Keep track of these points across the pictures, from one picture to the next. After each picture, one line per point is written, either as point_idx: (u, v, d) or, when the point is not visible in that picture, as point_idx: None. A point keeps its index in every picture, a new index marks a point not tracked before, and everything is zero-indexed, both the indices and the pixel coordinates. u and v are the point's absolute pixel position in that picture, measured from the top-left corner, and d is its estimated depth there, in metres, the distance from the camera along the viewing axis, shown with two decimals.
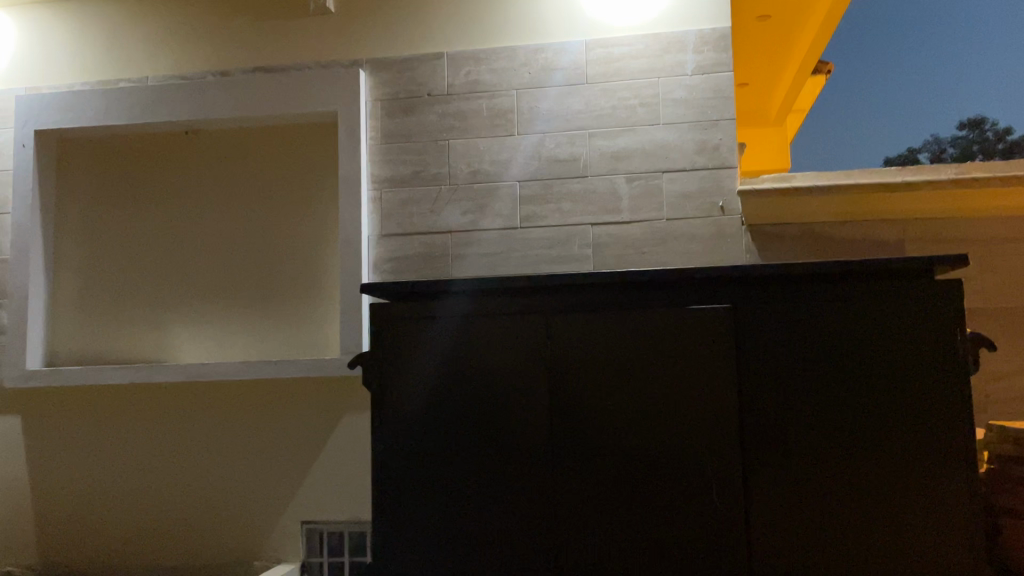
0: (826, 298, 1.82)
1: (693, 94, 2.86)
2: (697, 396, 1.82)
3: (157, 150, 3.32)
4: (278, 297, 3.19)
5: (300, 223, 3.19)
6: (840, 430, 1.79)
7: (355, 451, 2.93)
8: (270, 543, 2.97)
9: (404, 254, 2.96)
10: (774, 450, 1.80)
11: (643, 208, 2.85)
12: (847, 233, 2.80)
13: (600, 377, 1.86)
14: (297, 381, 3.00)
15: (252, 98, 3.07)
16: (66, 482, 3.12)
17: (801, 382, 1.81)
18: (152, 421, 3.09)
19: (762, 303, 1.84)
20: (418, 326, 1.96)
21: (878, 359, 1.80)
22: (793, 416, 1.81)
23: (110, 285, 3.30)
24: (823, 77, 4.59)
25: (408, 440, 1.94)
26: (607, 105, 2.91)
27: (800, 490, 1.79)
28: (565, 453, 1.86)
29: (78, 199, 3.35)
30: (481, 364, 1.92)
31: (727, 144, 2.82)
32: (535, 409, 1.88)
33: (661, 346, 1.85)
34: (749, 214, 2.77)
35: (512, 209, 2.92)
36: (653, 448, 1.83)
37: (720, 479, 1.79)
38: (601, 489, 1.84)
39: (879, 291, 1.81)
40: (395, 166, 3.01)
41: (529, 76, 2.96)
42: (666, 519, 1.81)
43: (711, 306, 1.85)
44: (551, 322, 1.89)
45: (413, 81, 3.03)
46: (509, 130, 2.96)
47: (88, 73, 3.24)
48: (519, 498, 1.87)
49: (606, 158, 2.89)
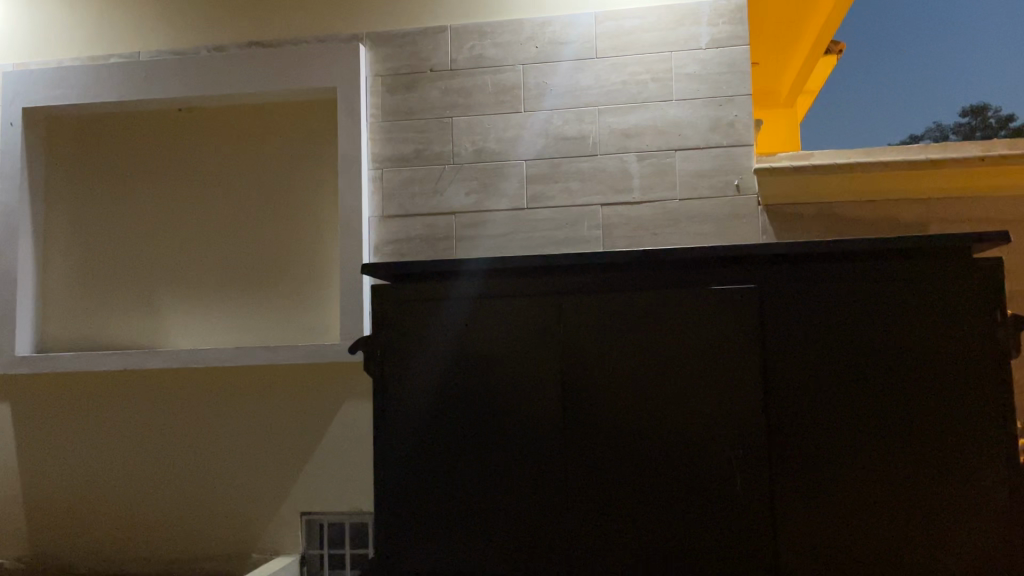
0: (857, 277, 1.72)
1: (707, 69, 2.75)
2: (720, 381, 1.73)
3: (150, 128, 3.20)
4: (276, 280, 3.08)
5: (299, 205, 3.08)
6: (871, 418, 1.69)
7: (356, 441, 2.83)
8: (269, 534, 2.87)
9: (405, 235, 2.86)
10: (802, 438, 1.71)
11: (655, 187, 2.74)
12: (867, 214, 2.69)
13: (615, 362, 1.76)
14: (295, 368, 2.89)
15: (248, 74, 2.96)
16: (57, 472, 3.02)
17: (830, 366, 1.71)
18: (146, 408, 2.99)
19: (789, 283, 1.74)
20: (423, 309, 1.86)
21: (912, 342, 1.69)
22: (822, 402, 1.71)
23: (101, 270, 3.18)
24: (837, 57, 4.47)
25: (413, 428, 1.84)
26: (617, 80, 2.80)
27: (828, 480, 1.69)
28: (578, 442, 1.76)
29: (68, 180, 3.23)
30: (491, 349, 1.82)
31: (743, 121, 2.71)
32: (546, 396, 1.78)
33: (682, 329, 1.75)
34: (765, 193, 2.66)
35: (519, 189, 2.81)
36: (673, 437, 1.73)
37: (743, 469, 1.70)
38: (618, 480, 1.74)
39: (912, 271, 1.70)
40: (396, 144, 2.90)
41: (537, 49, 2.84)
42: (686, 512, 1.71)
43: (734, 286, 1.75)
44: (564, 304, 1.79)
45: (415, 56, 2.91)
46: (516, 107, 2.84)
47: (77, 49, 3.12)
48: (530, 489, 1.77)
49: (617, 135, 2.78)
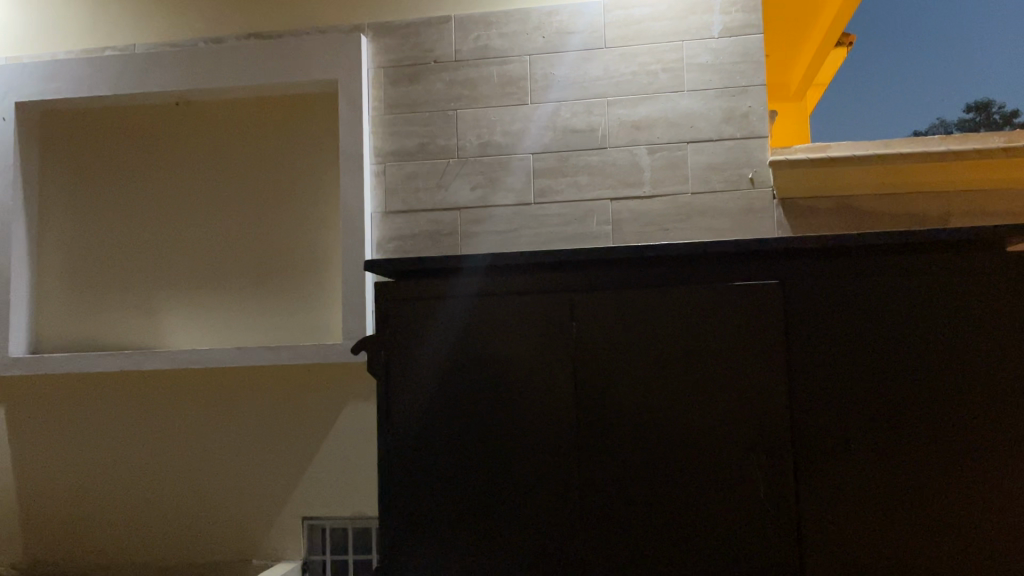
0: (887, 273, 1.64)
1: (720, 59, 2.67)
2: (743, 383, 1.65)
3: (147, 122, 3.12)
4: (276, 278, 3.00)
5: (299, 201, 3.00)
6: (902, 421, 1.61)
7: (359, 443, 2.75)
8: (270, 540, 2.79)
9: (409, 232, 2.77)
10: (829, 441, 1.62)
11: (666, 181, 2.66)
12: (887, 207, 2.59)
13: (631, 361, 1.68)
14: (296, 368, 2.81)
15: (246, 66, 2.88)
16: (52, 476, 2.94)
17: (860, 366, 1.63)
18: (142, 410, 2.90)
19: (816, 279, 1.65)
20: (428, 307, 1.77)
21: (944, 340, 1.61)
22: (851, 404, 1.62)
23: (94, 268, 3.10)
24: (847, 50, 4.38)
25: (418, 431, 1.75)
26: (627, 71, 2.71)
27: (857, 486, 1.61)
28: (594, 446, 1.68)
29: (61, 176, 3.14)
30: (501, 348, 1.74)
31: (757, 112, 2.63)
32: (559, 397, 1.70)
33: (703, 328, 1.66)
34: (781, 186, 2.57)
35: (525, 183, 2.73)
36: (694, 440, 1.65)
37: (769, 474, 1.62)
38: (634, 485, 1.65)
39: (942, 264, 1.62)
40: (399, 137, 2.81)
41: (544, 40, 2.76)
42: (708, 519, 1.63)
43: (757, 282, 1.66)
44: (577, 302, 1.71)
45: (418, 47, 2.83)
46: (522, 99, 2.76)
47: (71, 41, 3.04)
48: (542, 495, 1.69)
49: (626, 127, 2.70)
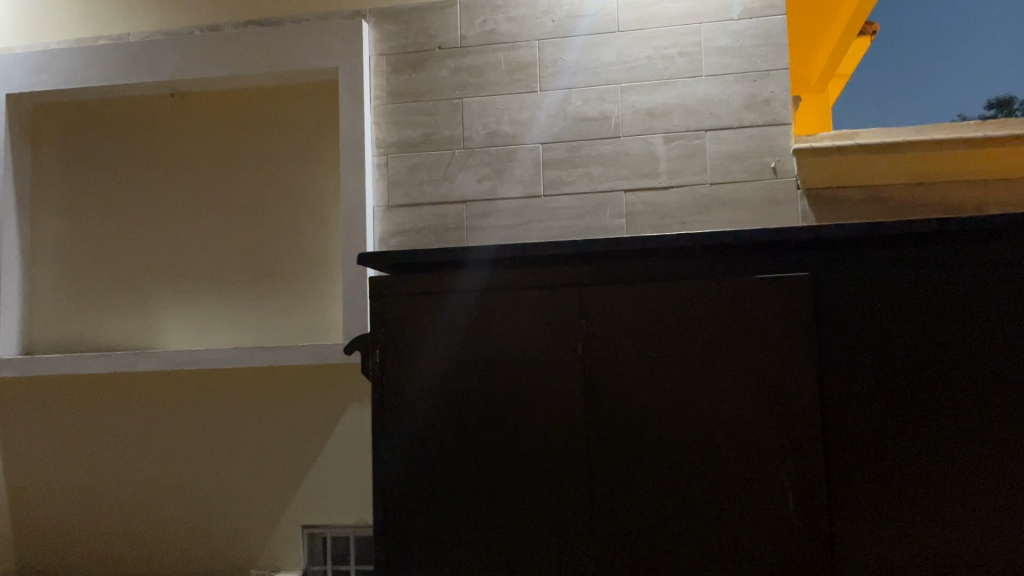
0: (929, 265, 1.49)
1: (740, 41, 2.52)
2: (772, 384, 1.50)
3: (141, 114, 3.01)
4: (277, 275, 2.88)
5: (300, 194, 2.88)
6: (937, 424, 1.47)
7: (361, 448, 2.63)
8: (269, 548, 2.68)
9: (413, 226, 2.64)
10: (867, 448, 1.48)
11: (684, 171, 2.51)
12: (920, 197, 2.44)
13: (645, 361, 1.54)
14: (296, 370, 2.69)
15: (243, 55, 2.76)
16: (44, 482, 2.83)
17: (899, 366, 1.49)
18: (137, 413, 2.79)
19: (851, 270, 1.51)
20: (428, 304, 1.63)
21: (985, 338, 1.47)
22: (891, 408, 1.48)
23: (89, 265, 2.99)
24: (870, 39, 4.22)
25: (416, 435, 1.62)
26: (642, 55, 2.57)
27: (898, 497, 1.47)
28: (608, 454, 1.54)
29: (55, 169, 3.03)
30: (502, 347, 1.60)
31: (780, 98, 2.48)
32: (566, 401, 1.56)
33: (727, 324, 1.52)
34: (806, 175, 2.42)
35: (534, 174, 2.59)
36: (718, 446, 1.51)
37: (802, 485, 1.47)
38: (648, 493, 1.52)
39: (981, 254, 1.48)
40: (403, 128, 2.68)
41: (554, 23, 2.63)
42: (734, 532, 1.49)
43: (786, 274, 1.52)
44: (587, 297, 1.57)
45: (423, 32, 2.70)
46: (531, 86, 2.62)
47: (64, 31, 2.93)
48: (551, 505, 1.56)
49: (641, 115, 2.55)
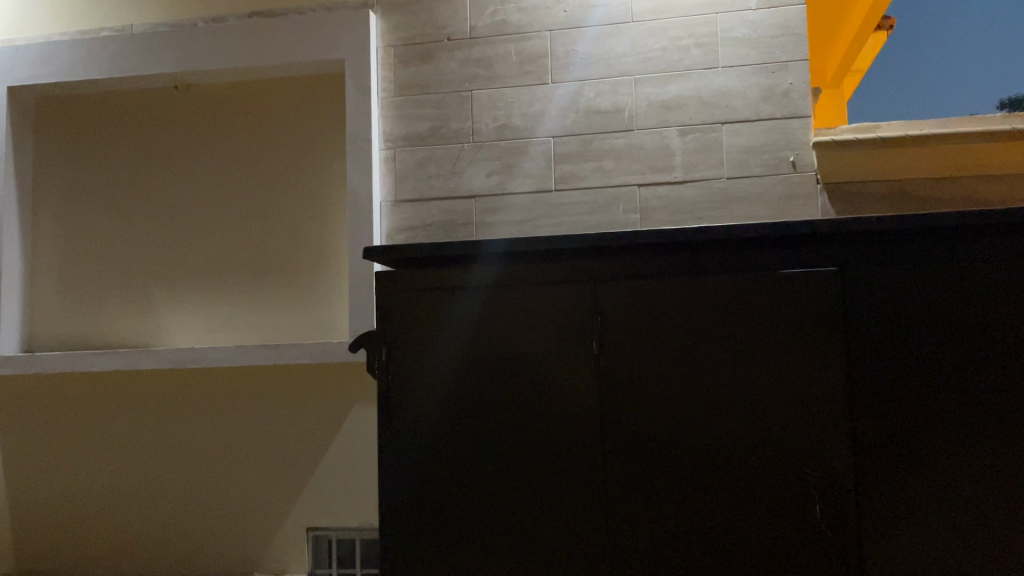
0: (958, 260, 1.42)
1: (757, 32, 2.45)
2: (798, 385, 1.43)
3: (144, 106, 2.95)
4: (282, 272, 2.82)
5: (305, 189, 2.82)
6: (968, 424, 1.40)
7: (366, 450, 2.57)
8: (273, 551, 2.62)
9: (421, 222, 2.58)
10: (899, 449, 1.42)
11: (699, 165, 2.44)
12: (946, 191, 2.35)
13: (662, 361, 1.47)
14: (301, 368, 2.63)
15: (247, 47, 2.70)
16: (44, 481, 2.78)
17: (932, 365, 1.42)
18: (139, 411, 2.73)
19: (877, 264, 1.44)
20: (436, 300, 1.57)
21: (1018, 336, 1.40)
22: (924, 408, 1.42)
23: (90, 261, 2.94)
24: (887, 33, 4.13)
25: (423, 436, 1.56)
26: (656, 47, 2.50)
27: (932, 501, 1.40)
28: (627, 456, 1.47)
29: (56, 162, 2.98)
30: (513, 346, 1.53)
31: (799, 90, 2.41)
32: (580, 401, 1.50)
33: (748, 322, 1.45)
34: (826, 169, 2.35)
35: (545, 168, 2.52)
36: (744, 448, 1.44)
37: (828, 490, 1.40)
38: (667, 496, 1.45)
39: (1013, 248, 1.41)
40: (410, 121, 2.62)
41: (565, 14, 2.56)
42: (760, 537, 1.42)
43: (811, 269, 1.45)
44: (602, 293, 1.50)
45: (431, 23, 2.63)
46: (542, 78, 2.55)
47: (66, 22, 2.88)
48: (568, 508, 1.49)
49: (655, 107, 2.48)
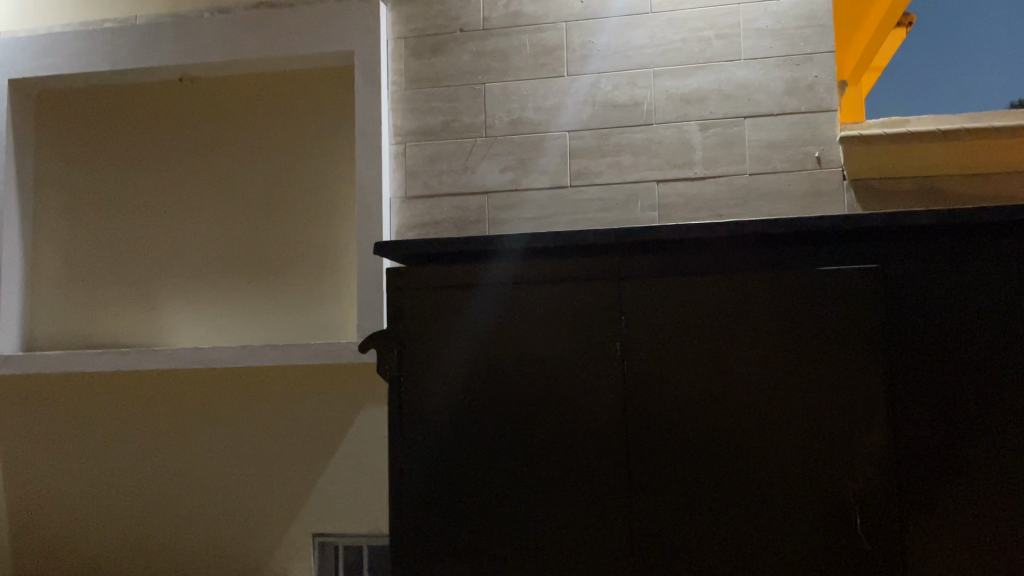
0: (1005, 257, 1.34)
1: (781, 23, 2.37)
2: (833, 387, 1.34)
3: (148, 99, 2.88)
4: (289, 271, 2.75)
5: (312, 185, 2.74)
6: (1016, 429, 1.32)
7: (374, 454, 2.50)
8: (278, 556, 2.55)
9: (432, 219, 2.50)
10: (941, 454, 1.33)
11: (720, 161, 2.36)
12: (978, 187, 2.26)
13: (690, 362, 1.39)
14: (307, 369, 2.56)
15: (254, 39, 2.63)
16: (44, 484, 2.71)
17: (974, 365, 1.34)
18: (142, 412, 2.66)
19: (919, 261, 1.35)
20: (452, 297, 1.49)
21: None
22: (966, 412, 1.33)
23: (92, 257, 2.87)
24: (906, 31, 4.05)
25: (437, 441, 1.47)
26: (676, 38, 2.42)
27: (975, 510, 1.32)
28: (650, 460, 1.39)
29: (59, 156, 2.91)
30: (532, 345, 1.45)
31: (824, 83, 2.33)
32: (602, 404, 1.41)
33: (781, 321, 1.37)
34: (853, 165, 2.27)
35: (561, 164, 2.44)
36: (775, 453, 1.35)
37: (866, 498, 1.32)
38: (694, 505, 1.37)
39: None
40: (421, 115, 2.54)
41: (582, 4, 2.48)
42: (792, 548, 1.34)
43: (850, 266, 1.36)
44: (626, 290, 1.42)
45: (443, 14, 2.55)
46: (558, 70, 2.47)
47: (70, 14, 2.81)
48: (586, 516, 1.41)
49: (675, 101, 2.40)
